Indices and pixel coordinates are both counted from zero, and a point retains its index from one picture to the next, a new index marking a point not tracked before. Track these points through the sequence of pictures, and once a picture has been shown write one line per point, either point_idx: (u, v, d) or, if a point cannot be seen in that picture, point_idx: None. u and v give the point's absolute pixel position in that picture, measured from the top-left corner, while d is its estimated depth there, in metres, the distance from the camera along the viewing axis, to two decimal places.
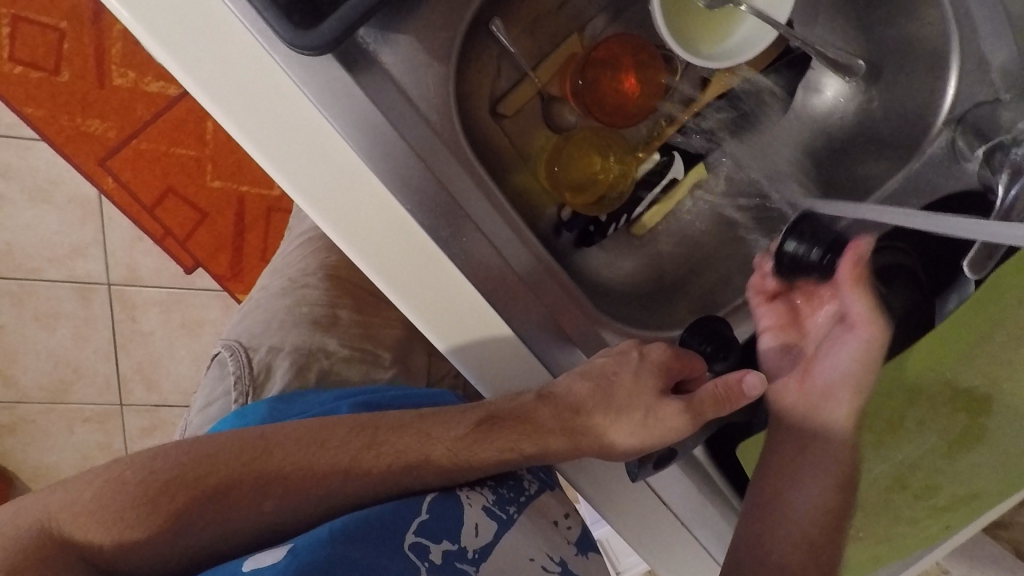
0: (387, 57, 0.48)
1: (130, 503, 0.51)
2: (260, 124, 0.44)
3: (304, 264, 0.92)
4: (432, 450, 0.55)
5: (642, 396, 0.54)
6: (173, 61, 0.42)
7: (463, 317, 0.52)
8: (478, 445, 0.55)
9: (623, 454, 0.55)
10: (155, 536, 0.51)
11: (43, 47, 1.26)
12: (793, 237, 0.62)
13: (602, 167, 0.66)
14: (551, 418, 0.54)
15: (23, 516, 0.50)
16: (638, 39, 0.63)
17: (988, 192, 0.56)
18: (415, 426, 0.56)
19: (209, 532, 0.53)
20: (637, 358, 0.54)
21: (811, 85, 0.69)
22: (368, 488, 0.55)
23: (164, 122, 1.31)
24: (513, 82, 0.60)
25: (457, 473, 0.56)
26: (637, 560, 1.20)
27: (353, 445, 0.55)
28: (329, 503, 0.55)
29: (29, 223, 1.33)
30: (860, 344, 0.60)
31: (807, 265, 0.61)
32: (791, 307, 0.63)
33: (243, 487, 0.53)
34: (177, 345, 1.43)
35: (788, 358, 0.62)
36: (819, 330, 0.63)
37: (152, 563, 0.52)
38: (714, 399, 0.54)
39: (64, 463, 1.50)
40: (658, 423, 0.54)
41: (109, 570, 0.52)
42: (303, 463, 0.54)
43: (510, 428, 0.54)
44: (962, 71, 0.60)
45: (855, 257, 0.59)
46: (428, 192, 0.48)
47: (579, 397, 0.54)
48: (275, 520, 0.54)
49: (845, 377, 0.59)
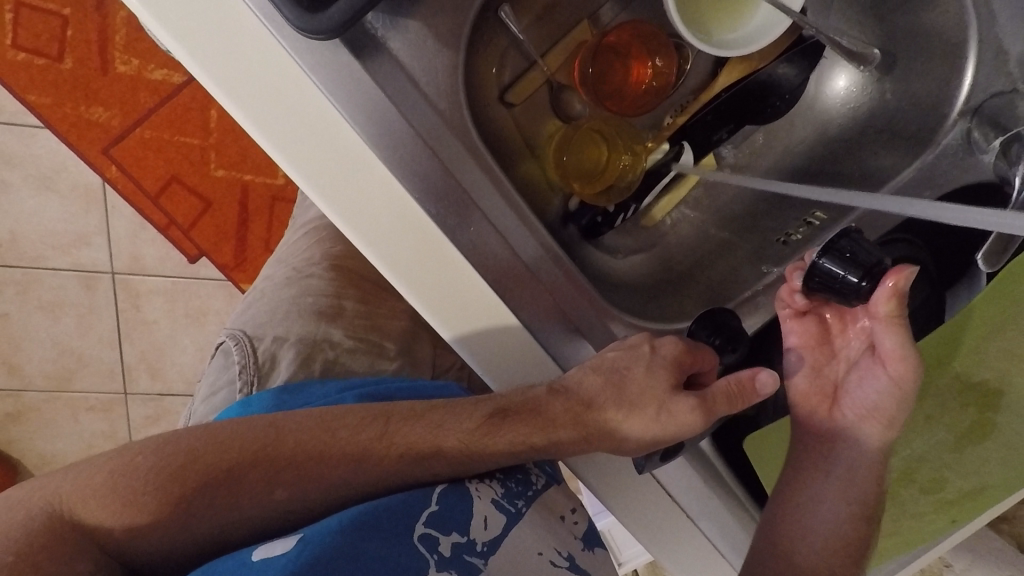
0: (396, 44, 0.47)
1: (141, 489, 0.51)
2: (267, 111, 0.44)
3: (309, 255, 0.91)
4: (441, 443, 0.54)
5: (653, 391, 0.53)
6: (178, 46, 0.41)
7: (472, 306, 0.51)
8: (491, 436, 0.54)
9: (633, 448, 0.55)
10: (164, 521, 0.51)
11: (46, 34, 1.25)
12: (826, 259, 0.50)
13: (612, 156, 0.64)
14: (563, 412, 0.53)
15: (35, 500, 0.51)
16: (650, 27, 0.62)
17: (1004, 184, 0.57)
18: (426, 417, 0.56)
19: (220, 519, 0.53)
20: (649, 352, 0.53)
21: (823, 76, 0.68)
22: (379, 479, 0.55)
23: (168, 110, 1.30)
24: (522, 70, 0.59)
25: (467, 465, 0.55)
26: (639, 552, 1.20)
27: (364, 435, 0.54)
28: (340, 492, 0.55)
29: (33, 211, 1.33)
30: (887, 380, 0.53)
31: (838, 289, 0.50)
32: (823, 324, 0.57)
33: (254, 476, 0.53)
34: (181, 334, 1.43)
35: (818, 378, 0.57)
36: (853, 353, 0.56)
37: (163, 548, 0.53)
38: (727, 396, 0.52)
39: (69, 451, 1.51)
40: (670, 418, 0.53)
41: (121, 553, 0.52)
42: (313, 453, 0.54)
43: (521, 420, 0.54)
44: (980, 61, 0.60)
45: (894, 290, 0.48)
46: (437, 181, 0.48)
47: (590, 392, 0.53)
48: (285, 508, 0.54)
49: (874, 412, 0.54)
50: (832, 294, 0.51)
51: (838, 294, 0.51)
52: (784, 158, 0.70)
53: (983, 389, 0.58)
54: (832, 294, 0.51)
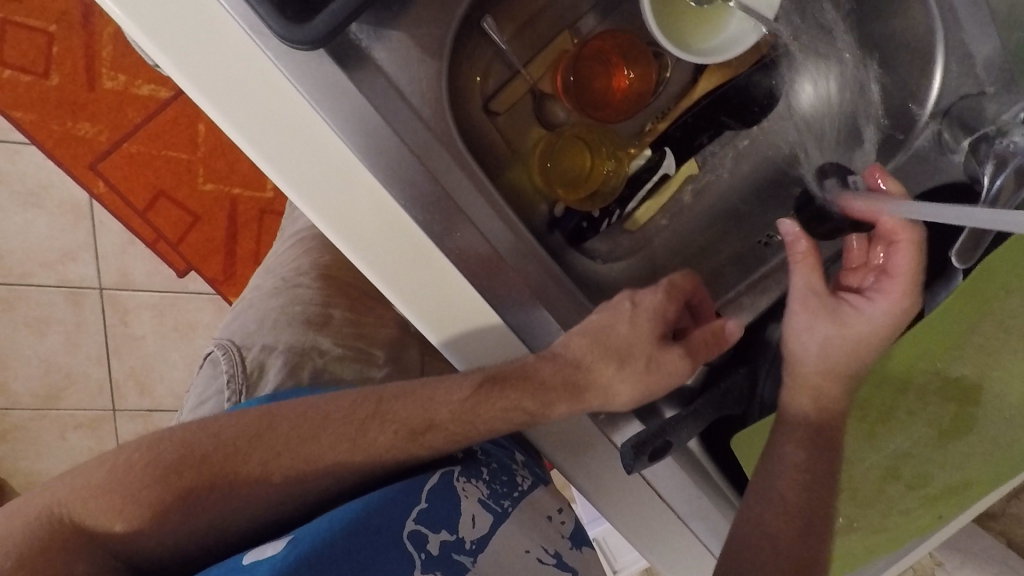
0: (379, 54, 0.48)
1: (138, 484, 0.52)
2: (251, 118, 0.45)
3: (296, 265, 0.92)
4: (434, 416, 0.55)
5: (643, 343, 0.54)
6: (164, 56, 0.42)
7: (457, 308, 0.52)
8: (481, 405, 0.53)
9: (622, 405, 0.54)
10: (166, 514, 0.53)
11: (33, 51, 1.25)
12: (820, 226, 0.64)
13: (594, 162, 0.66)
14: (552, 375, 0.53)
15: (32, 505, 0.52)
16: (629, 35, 0.63)
17: (974, 183, 0.61)
18: (418, 393, 0.56)
19: (219, 508, 0.54)
20: (630, 307, 0.55)
21: (793, 82, 0.66)
22: (373, 459, 0.56)
23: (156, 124, 1.31)
24: (505, 79, 0.61)
25: (461, 437, 0.55)
26: (634, 559, 1.20)
27: (357, 415, 0.55)
28: (338, 473, 0.56)
29: (20, 227, 1.32)
30: (819, 325, 0.57)
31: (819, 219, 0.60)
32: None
33: (252, 460, 0.54)
34: (170, 349, 1.42)
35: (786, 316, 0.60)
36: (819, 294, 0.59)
37: (166, 539, 0.54)
38: (705, 343, 0.56)
39: (56, 469, 1.49)
40: (659, 369, 0.54)
41: (122, 551, 0.53)
42: (305, 438, 0.55)
43: (510, 386, 0.53)
44: (947, 63, 0.63)
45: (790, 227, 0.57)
46: (421, 186, 0.48)
47: (579, 352, 0.53)
48: (284, 490, 0.56)
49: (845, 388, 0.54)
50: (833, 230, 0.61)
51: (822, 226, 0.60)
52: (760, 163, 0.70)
53: (961, 382, 0.59)
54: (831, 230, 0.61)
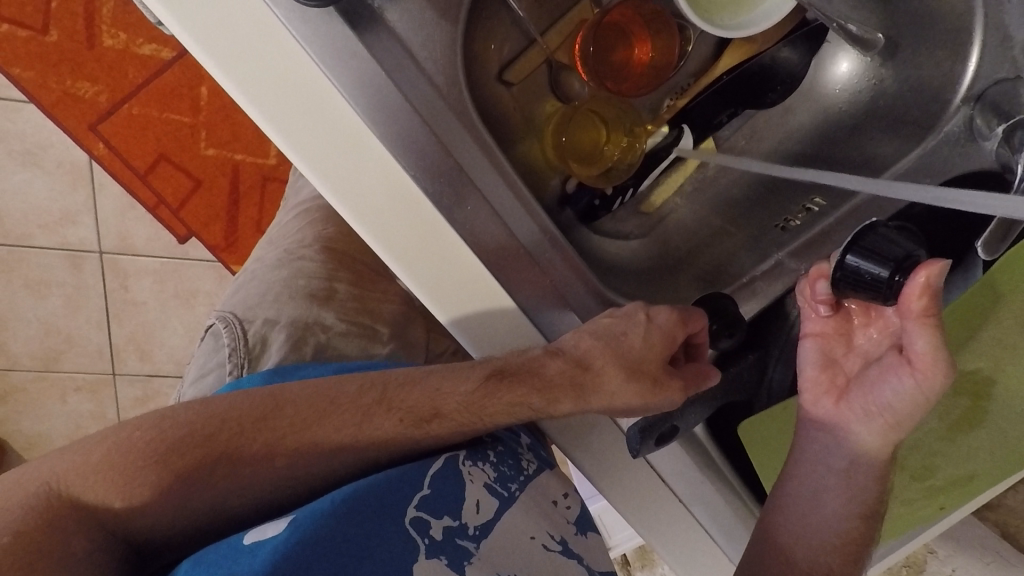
0: (392, 16, 0.47)
1: (137, 464, 0.52)
2: (259, 84, 0.42)
3: (300, 236, 0.90)
4: (439, 403, 0.54)
5: (648, 362, 0.52)
6: (167, 13, 0.39)
7: (467, 289, 0.51)
8: (488, 398, 0.53)
9: (621, 406, 0.53)
10: (167, 494, 0.53)
11: (32, 6, 1.21)
12: (854, 252, 0.46)
13: (609, 139, 0.64)
14: (553, 366, 0.51)
15: (32, 480, 0.52)
16: (654, 6, 0.60)
17: (1006, 171, 0.57)
18: (423, 382, 0.55)
19: (218, 490, 0.54)
20: (644, 322, 0.52)
21: (824, 61, 0.67)
22: (377, 445, 0.55)
23: (157, 86, 1.28)
24: (523, 46, 0.58)
25: (465, 427, 0.54)
26: (630, 536, 1.18)
27: (360, 402, 0.55)
28: (340, 460, 0.55)
29: (19, 187, 1.30)
30: (912, 382, 0.47)
31: (867, 286, 0.46)
32: (845, 316, 0.53)
33: (251, 443, 0.54)
34: (170, 315, 1.41)
35: (832, 370, 0.54)
36: (872, 349, 0.52)
37: (166, 519, 0.54)
38: (700, 376, 0.55)
39: (56, 431, 1.49)
40: (661, 391, 0.53)
41: (120, 531, 0.53)
42: (306, 424, 0.54)
43: (517, 382, 0.52)
44: (984, 47, 0.60)
45: (923, 286, 0.42)
46: (434, 159, 0.47)
47: (583, 350, 0.52)
48: (284, 475, 0.55)
49: (887, 409, 0.50)
50: (864, 295, 0.46)
51: (865, 292, 0.46)
52: (786, 141, 0.69)
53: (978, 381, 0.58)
54: (864, 294, 0.46)
